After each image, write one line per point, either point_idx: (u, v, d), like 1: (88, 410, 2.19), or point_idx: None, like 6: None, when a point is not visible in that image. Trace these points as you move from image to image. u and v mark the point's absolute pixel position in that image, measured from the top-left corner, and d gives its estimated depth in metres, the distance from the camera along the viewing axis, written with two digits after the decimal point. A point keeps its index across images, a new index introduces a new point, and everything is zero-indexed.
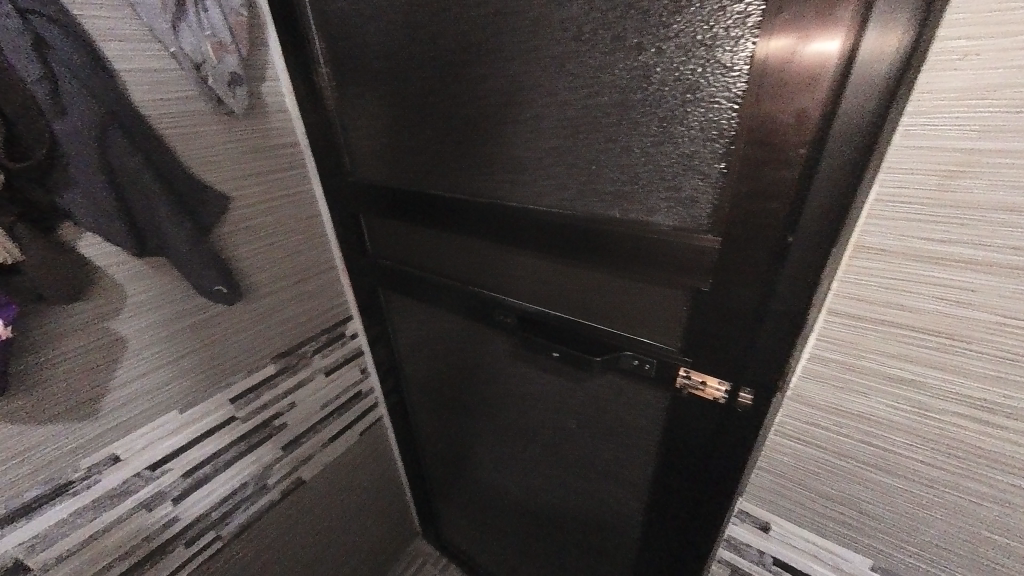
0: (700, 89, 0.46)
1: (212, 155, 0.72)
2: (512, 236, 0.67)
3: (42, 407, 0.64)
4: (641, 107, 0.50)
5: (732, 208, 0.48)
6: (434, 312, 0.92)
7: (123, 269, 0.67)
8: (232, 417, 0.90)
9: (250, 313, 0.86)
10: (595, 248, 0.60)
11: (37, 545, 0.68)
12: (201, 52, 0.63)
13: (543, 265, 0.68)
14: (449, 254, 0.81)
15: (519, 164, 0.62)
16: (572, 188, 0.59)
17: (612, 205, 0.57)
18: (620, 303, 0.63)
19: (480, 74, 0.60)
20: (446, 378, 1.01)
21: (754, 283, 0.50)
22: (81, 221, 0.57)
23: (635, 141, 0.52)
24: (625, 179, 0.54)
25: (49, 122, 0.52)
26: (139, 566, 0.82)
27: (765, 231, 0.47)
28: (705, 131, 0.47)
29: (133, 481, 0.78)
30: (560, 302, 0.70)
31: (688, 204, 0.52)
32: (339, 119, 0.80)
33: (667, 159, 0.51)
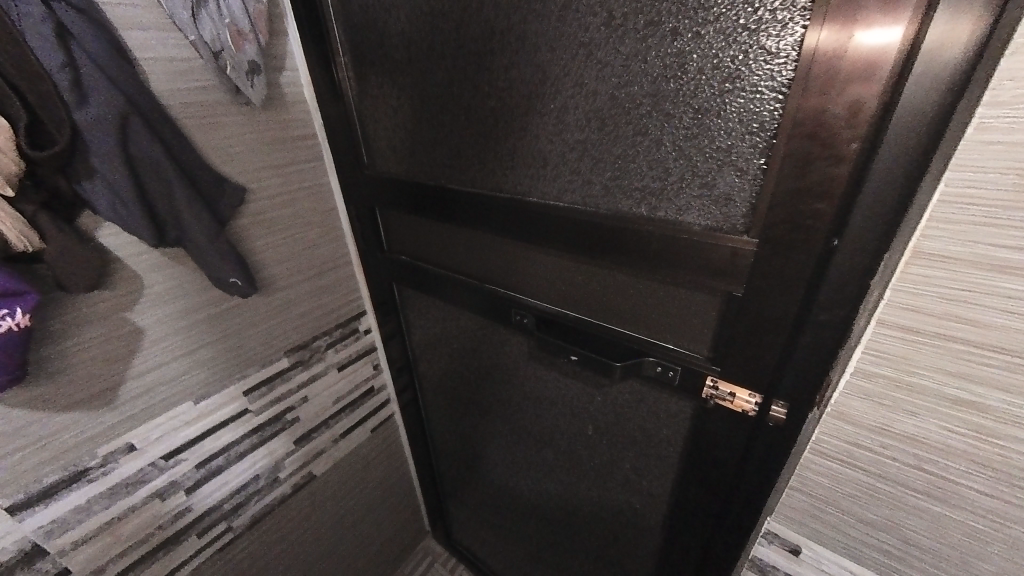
0: (741, 78, 0.43)
1: (231, 146, 0.71)
2: (532, 233, 0.65)
3: (62, 395, 0.64)
4: (674, 97, 0.47)
5: (772, 208, 0.44)
6: (449, 310, 0.90)
7: (142, 259, 0.66)
8: (245, 409, 0.90)
9: (266, 307, 0.86)
10: (621, 248, 0.57)
11: (55, 530, 0.69)
12: (220, 40, 0.62)
13: (564, 265, 0.65)
14: (466, 251, 0.79)
15: (542, 158, 0.60)
16: (598, 184, 0.56)
17: (640, 203, 0.54)
18: (645, 307, 0.60)
19: (504, 64, 0.58)
20: (461, 378, 0.99)
21: (794, 290, 0.46)
22: (101, 211, 0.56)
23: (666, 135, 0.49)
24: (655, 175, 0.51)
25: (71, 111, 0.51)
26: (153, 555, 0.82)
27: (809, 233, 0.43)
28: (744, 124, 0.44)
29: (148, 470, 0.78)
30: (581, 303, 0.67)
31: (723, 203, 0.48)
32: (358, 111, 0.79)
33: (701, 154, 0.47)
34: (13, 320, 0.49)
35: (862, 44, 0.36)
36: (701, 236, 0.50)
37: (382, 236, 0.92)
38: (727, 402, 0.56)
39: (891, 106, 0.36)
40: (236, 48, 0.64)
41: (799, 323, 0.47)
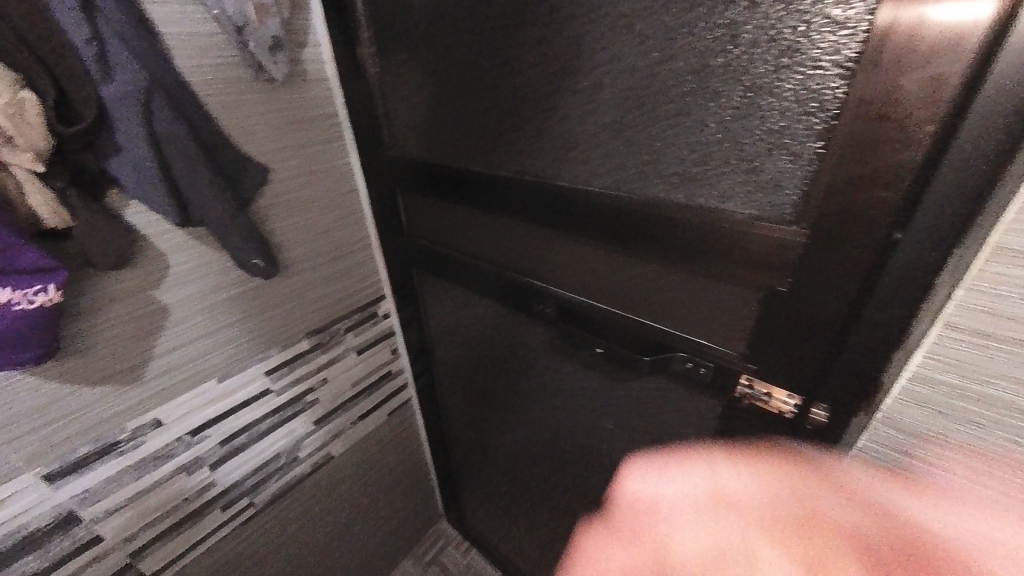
0: (800, 51, 0.39)
1: (254, 125, 0.70)
2: (559, 220, 0.62)
3: (91, 369, 0.65)
4: (723, 73, 0.43)
5: (827, 195, 0.41)
6: (469, 297, 0.89)
7: (167, 238, 0.66)
8: (267, 390, 0.91)
9: (287, 288, 0.86)
10: (654, 237, 0.54)
11: (88, 498, 0.71)
12: (243, 14, 0.60)
13: (591, 254, 0.63)
14: (488, 237, 0.77)
15: (572, 140, 0.57)
16: (632, 168, 0.53)
17: (676, 189, 0.50)
18: (676, 299, 0.57)
19: (535, 38, 0.55)
20: (479, 365, 0.98)
21: (846, 285, 0.43)
22: (127, 189, 0.56)
23: (710, 115, 0.45)
24: (696, 158, 0.48)
25: (97, 86, 0.50)
26: (180, 526, 0.85)
27: (867, 223, 0.39)
28: (801, 103, 0.40)
29: (174, 445, 0.80)
30: (607, 294, 0.64)
31: (771, 189, 0.45)
32: (380, 90, 0.77)
33: (749, 135, 0.44)
34: (47, 296, 0.47)
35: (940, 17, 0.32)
36: (744, 225, 0.46)
37: (402, 219, 0.91)
38: (765, 401, 0.53)
39: (975, 83, 0.32)
40: (259, 22, 0.62)
41: (849, 321, 0.44)
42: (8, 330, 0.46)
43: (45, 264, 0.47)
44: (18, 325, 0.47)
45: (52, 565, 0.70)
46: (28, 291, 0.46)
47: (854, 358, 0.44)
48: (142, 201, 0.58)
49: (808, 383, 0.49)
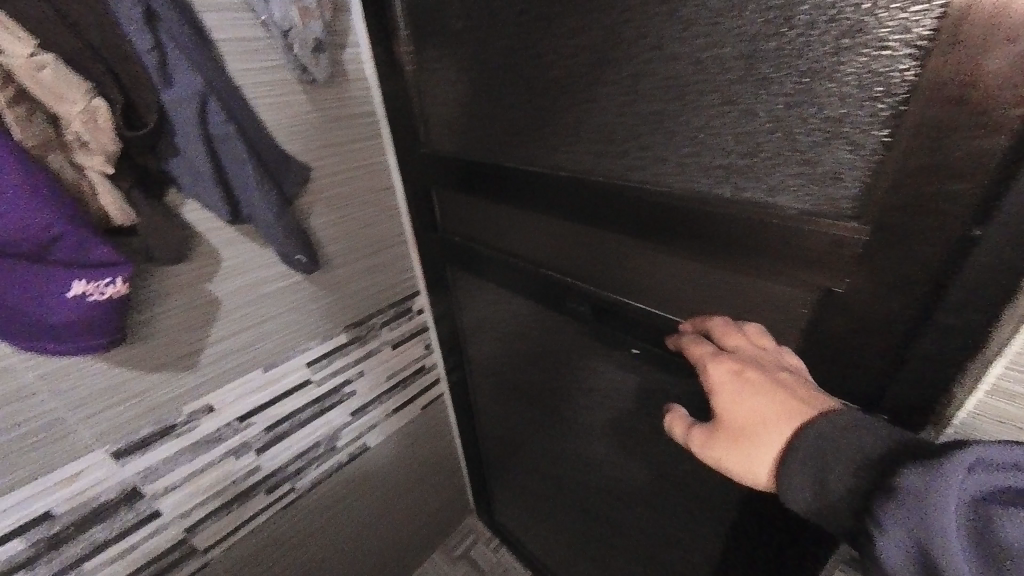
0: (864, 31, 0.36)
1: (297, 125, 0.73)
2: (594, 216, 0.61)
3: (152, 355, 0.70)
4: (775, 59, 0.40)
5: (892, 187, 0.37)
6: (501, 294, 0.89)
7: (219, 234, 0.70)
8: (308, 380, 0.95)
9: (328, 283, 0.89)
10: (694, 233, 0.52)
11: (149, 475, 0.77)
12: (288, 19, 0.62)
13: (627, 251, 0.61)
14: (522, 234, 0.76)
15: (609, 133, 0.55)
16: (673, 161, 0.51)
17: (722, 182, 0.48)
18: (717, 299, 0.55)
19: (572, 28, 0.53)
20: (511, 363, 0.98)
21: (912, 286, 0.39)
22: (185, 187, 0.60)
23: (761, 103, 0.43)
24: (743, 150, 0.45)
25: (158, 92, 0.53)
26: (228, 507, 0.90)
27: (939, 218, 0.36)
28: (865, 88, 0.37)
29: (224, 429, 0.85)
30: (644, 292, 0.63)
31: (828, 181, 0.42)
32: (416, 87, 0.78)
33: (805, 125, 0.41)
34: (115, 288, 0.51)
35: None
36: (795, 220, 0.44)
37: (436, 216, 0.92)
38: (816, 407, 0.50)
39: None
40: (302, 25, 0.63)
41: (916, 324, 0.40)
42: (82, 318, 0.50)
43: (113, 259, 0.50)
44: (93, 314, 0.50)
45: (117, 536, 0.76)
46: (100, 283, 0.50)
47: (920, 365, 0.40)
48: (198, 199, 0.62)
49: (864, 390, 0.45)
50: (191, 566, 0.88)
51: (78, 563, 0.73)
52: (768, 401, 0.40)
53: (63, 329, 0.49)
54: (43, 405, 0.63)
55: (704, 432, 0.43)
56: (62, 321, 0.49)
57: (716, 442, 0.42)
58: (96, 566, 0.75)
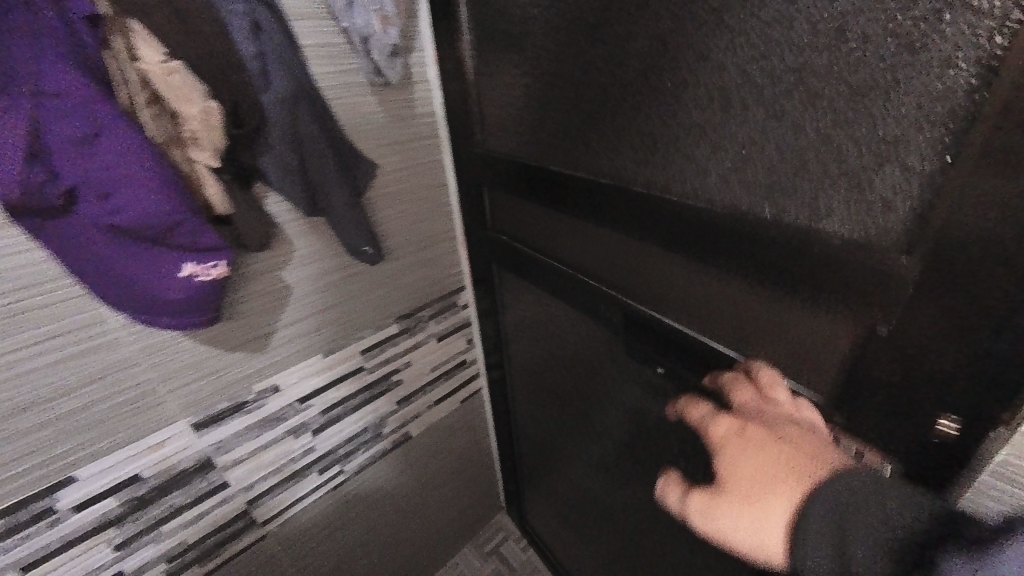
0: (924, 47, 0.36)
1: (369, 124, 0.78)
2: (637, 227, 0.63)
3: (230, 336, 0.76)
4: (825, 74, 0.42)
5: (943, 208, 0.37)
6: (542, 296, 0.92)
7: (295, 226, 0.76)
8: (361, 367, 1.00)
9: (384, 275, 0.94)
10: (735, 248, 0.53)
11: (222, 448, 0.83)
12: (370, 27, 0.67)
13: (665, 264, 0.63)
14: (564, 239, 0.79)
15: (653, 141, 0.57)
16: (717, 176, 0.53)
17: (765, 199, 0.49)
18: (752, 319, 0.56)
19: (628, 32, 0.55)
20: (549, 363, 1.00)
21: (960, 309, 0.38)
22: (273, 180, 0.65)
23: (810, 122, 0.44)
24: (793, 165, 0.46)
25: (260, 94, 0.58)
26: (286, 483, 0.96)
27: (993, 244, 0.35)
28: (919, 111, 0.38)
29: (287, 409, 0.90)
30: (680, 307, 0.64)
31: (875, 203, 0.42)
32: (476, 91, 0.82)
33: (858, 139, 0.41)
34: (218, 271, 0.57)
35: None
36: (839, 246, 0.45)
37: (487, 215, 0.95)
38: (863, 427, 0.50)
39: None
40: (382, 31, 0.68)
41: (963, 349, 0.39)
42: (190, 297, 0.56)
43: (219, 245, 0.56)
44: (199, 293, 0.56)
45: (190, 503, 0.82)
46: (206, 265, 0.55)
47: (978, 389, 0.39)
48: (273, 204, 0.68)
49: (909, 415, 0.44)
50: (251, 537, 0.95)
51: (157, 525, 0.80)
52: (770, 455, 0.38)
53: (175, 305, 0.56)
54: (141, 376, 0.69)
55: (706, 494, 0.39)
56: (175, 299, 0.55)
57: (720, 503, 0.38)
58: (173, 529, 0.82)
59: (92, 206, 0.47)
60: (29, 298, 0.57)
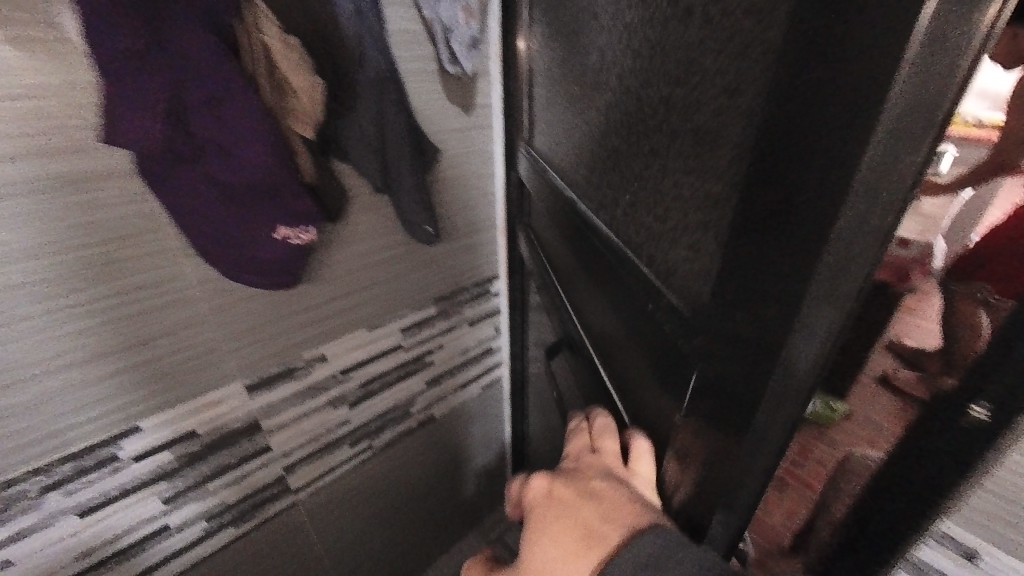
0: (730, 109, 0.32)
1: (434, 111, 0.82)
2: (582, 240, 0.65)
3: (292, 302, 0.80)
4: (677, 122, 0.39)
5: (721, 281, 0.34)
6: (548, 305, 0.91)
7: (362, 202, 0.79)
8: (398, 345, 1.03)
9: (430, 256, 0.98)
10: (629, 290, 0.51)
11: (270, 411, 0.86)
12: (454, 18, 0.73)
13: (595, 281, 0.63)
14: (554, 244, 0.81)
15: (598, 163, 0.57)
16: (624, 206, 0.52)
17: (644, 233, 0.48)
18: (629, 352, 0.55)
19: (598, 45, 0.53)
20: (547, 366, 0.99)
21: (721, 393, 0.35)
22: (355, 155, 0.69)
23: (669, 165, 0.42)
24: (658, 208, 0.44)
25: (358, 73, 0.63)
26: (319, 453, 0.99)
27: (748, 337, 0.31)
28: (719, 170, 0.34)
29: (330, 379, 0.93)
30: (604, 327, 0.64)
31: (696, 267, 0.38)
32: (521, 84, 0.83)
33: (698, 195, 0.37)
34: (308, 235, 0.63)
35: (854, 72, 0.22)
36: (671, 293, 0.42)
37: (521, 209, 0.97)
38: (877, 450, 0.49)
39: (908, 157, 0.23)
40: (464, 24, 0.75)
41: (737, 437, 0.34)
42: (279, 256, 0.62)
43: (314, 212, 0.61)
44: (289, 253, 0.62)
45: (235, 463, 0.85)
46: (298, 230, 0.61)
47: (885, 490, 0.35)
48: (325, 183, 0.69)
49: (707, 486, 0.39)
50: (283, 504, 0.97)
51: (204, 482, 0.82)
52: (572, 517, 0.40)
53: (268, 262, 0.62)
54: (208, 333, 0.72)
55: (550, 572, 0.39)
56: (268, 257, 0.61)
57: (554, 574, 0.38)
58: (218, 487, 0.84)
59: (219, 163, 0.52)
60: (129, 248, 0.62)
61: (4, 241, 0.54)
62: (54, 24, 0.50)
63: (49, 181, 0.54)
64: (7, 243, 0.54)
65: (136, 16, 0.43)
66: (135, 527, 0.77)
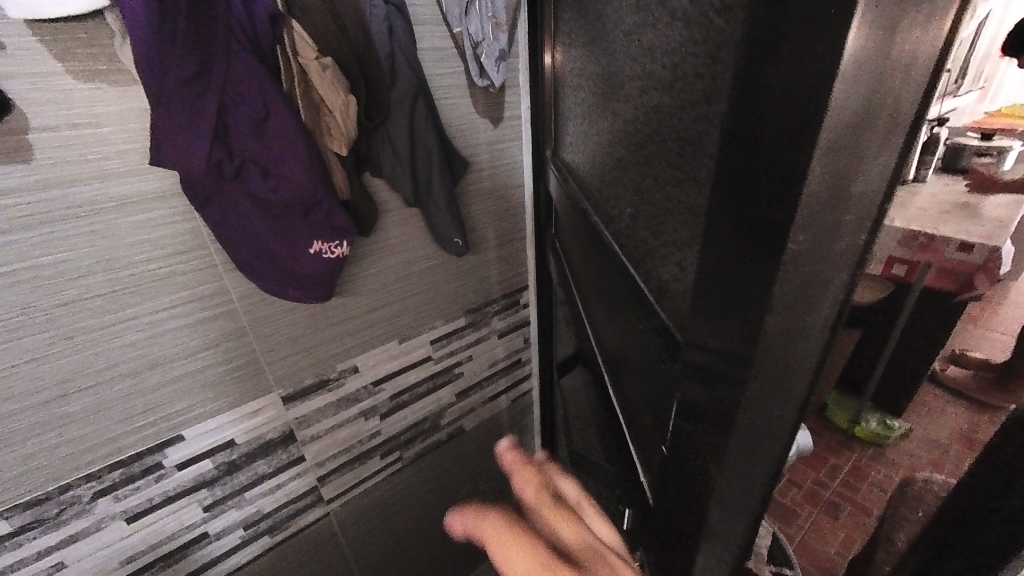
0: (706, 115, 0.31)
1: (464, 124, 0.83)
2: (598, 249, 0.63)
3: (327, 314, 0.82)
4: (665, 127, 0.39)
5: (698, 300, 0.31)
6: (575, 318, 0.88)
7: (394, 216, 0.80)
8: (428, 356, 1.03)
9: (460, 268, 0.98)
10: (636, 310, 0.49)
11: (304, 421, 0.88)
12: (483, 33, 0.74)
13: (608, 291, 0.62)
14: (576, 257, 0.79)
15: (612, 169, 0.56)
16: (629, 216, 0.51)
17: (646, 245, 0.47)
18: (637, 371, 0.52)
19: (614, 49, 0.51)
20: (573, 381, 0.97)
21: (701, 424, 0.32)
22: (387, 169, 0.70)
23: (661, 174, 0.41)
24: (654, 220, 0.43)
25: (390, 90, 0.65)
26: (352, 463, 1.00)
27: (718, 360, 0.29)
28: (700, 179, 0.33)
29: (362, 390, 0.94)
30: (615, 338, 0.62)
31: (686, 285, 0.36)
32: (547, 94, 0.83)
33: (685, 209, 0.35)
34: (340, 249, 0.63)
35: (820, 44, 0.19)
36: (665, 309, 0.40)
37: (548, 219, 0.96)
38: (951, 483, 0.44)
39: (861, 168, 0.21)
40: (493, 37, 0.75)
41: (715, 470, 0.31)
42: (315, 271, 0.63)
43: (346, 226, 0.62)
44: (323, 267, 0.63)
45: (271, 472, 0.87)
46: (332, 243, 0.62)
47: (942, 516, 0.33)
48: (357, 197, 0.69)
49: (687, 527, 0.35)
50: (316, 514, 0.98)
51: (242, 491, 0.84)
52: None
53: (303, 277, 0.63)
54: (247, 345, 0.75)
55: None
56: (302, 271, 0.62)
57: None
58: (256, 495, 0.86)
59: (257, 180, 0.54)
60: (178, 264, 0.65)
61: (68, 258, 0.57)
62: (110, 54, 0.53)
63: (106, 203, 0.58)
64: (70, 260, 0.57)
65: (185, 43, 0.46)
66: (178, 534, 0.79)
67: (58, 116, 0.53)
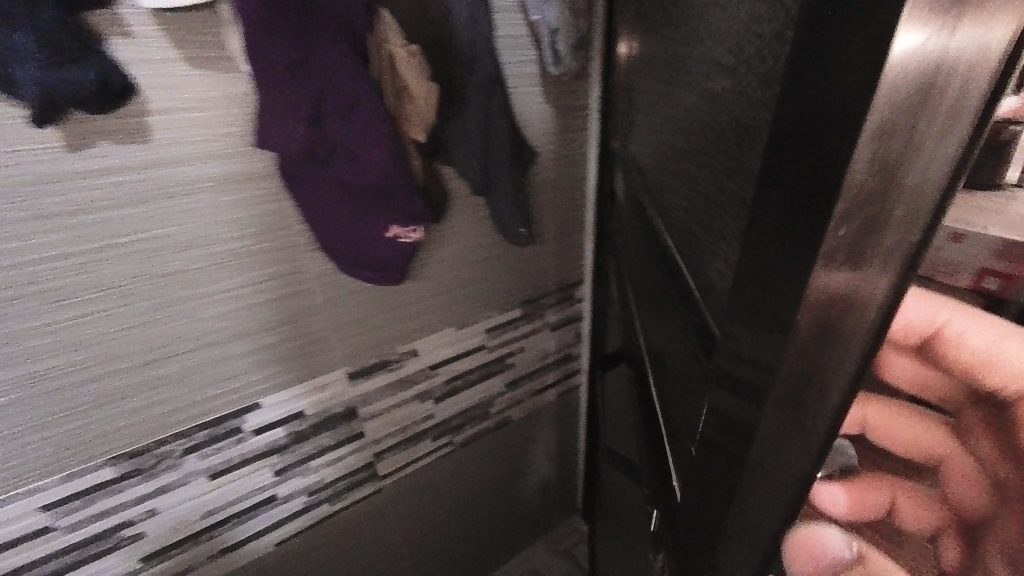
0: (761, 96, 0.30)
1: (533, 113, 0.82)
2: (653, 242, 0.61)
3: (393, 297, 0.84)
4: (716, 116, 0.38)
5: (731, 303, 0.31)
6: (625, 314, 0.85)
7: (462, 204, 0.81)
8: (483, 344, 1.04)
9: (519, 258, 0.98)
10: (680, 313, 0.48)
11: (366, 399, 0.92)
12: (562, 20, 0.72)
13: (657, 284, 0.60)
14: (630, 250, 0.77)
15: (666, 160, 0.54)
16: (680, 211, 0.49)
17: (693, 240, 0.45)
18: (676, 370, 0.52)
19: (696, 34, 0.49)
20: (616, 378, 0.96)
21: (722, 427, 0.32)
22: (459, 158, 0.70)
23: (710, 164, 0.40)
24: (703, 213, 0.42)
25: (468, 79, 0.65)
26: (405, 443, 1.03)
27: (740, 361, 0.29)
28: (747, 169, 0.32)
29: (419, 373, 0.97)
30: (659, 331, 0.60)
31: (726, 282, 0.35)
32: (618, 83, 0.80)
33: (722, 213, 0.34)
34: (415, 234, 0.66)
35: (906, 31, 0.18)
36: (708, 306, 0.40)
37: (610, 212, 0.94)
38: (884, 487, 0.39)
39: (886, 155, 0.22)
40: (572, 24, 0.73)
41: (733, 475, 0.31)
42: (390, 254, 0.66)
43: (423, 213, 0.64)
44: (397, 250, 0.66)
45: (333, 445, 0.91)
46: (408, 229, 0.65)
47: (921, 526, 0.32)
48: (429, 183, 0.71)
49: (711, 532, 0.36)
50: (371, 488, 1.02)
51: (307, 460, 0.89)
52: None
53: (378, 259, 0.67)
54: (319, 322, 0.78)
55: None
56: (378, 253, 0.66)
57: None
58: (319, 465, 0.91)
59: (344, 163, 0.56)
60: (265, 242, 0.69)
61: (171, 233, 0.62)
62: (217, 42, 0.57)
63: (206, 182, 0.62)
64: (174, 235, 0.62)
65: (288, 33, 0.48)
66: (250, 494, 0.85)
67: (168, 100, 0.57)
